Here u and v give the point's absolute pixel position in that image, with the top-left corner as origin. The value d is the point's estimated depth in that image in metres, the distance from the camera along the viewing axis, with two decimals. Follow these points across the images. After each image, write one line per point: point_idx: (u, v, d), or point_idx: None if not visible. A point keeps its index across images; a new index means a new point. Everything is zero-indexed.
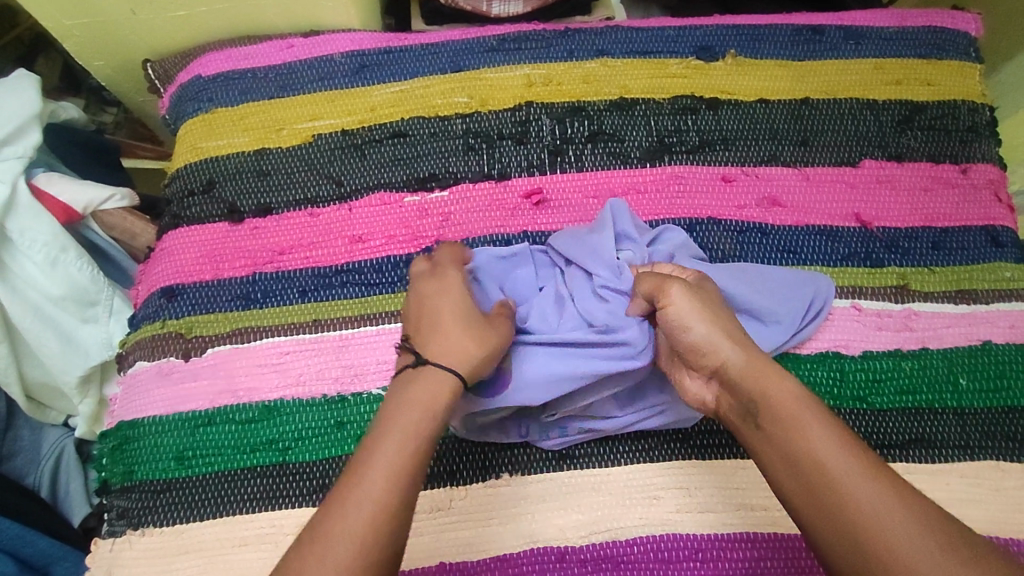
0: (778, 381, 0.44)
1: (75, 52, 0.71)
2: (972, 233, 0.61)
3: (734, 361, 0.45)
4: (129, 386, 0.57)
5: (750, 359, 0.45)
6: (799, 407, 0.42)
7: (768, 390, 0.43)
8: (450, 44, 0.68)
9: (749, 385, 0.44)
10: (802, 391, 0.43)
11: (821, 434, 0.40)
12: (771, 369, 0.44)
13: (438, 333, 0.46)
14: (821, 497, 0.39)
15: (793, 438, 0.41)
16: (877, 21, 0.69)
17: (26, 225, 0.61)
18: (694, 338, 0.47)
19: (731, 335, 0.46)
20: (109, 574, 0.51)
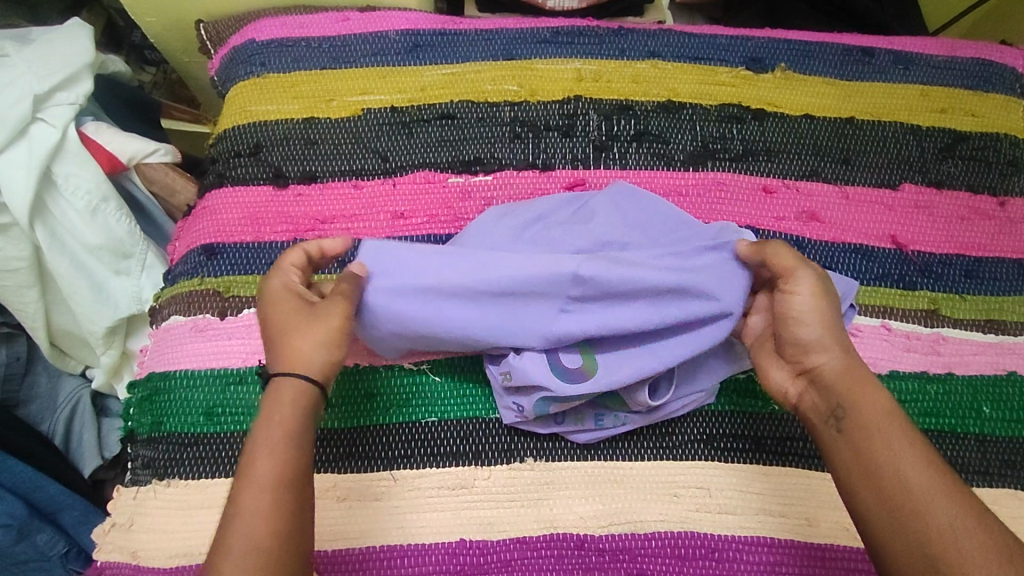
0: (873, 392, 0.45)
1: (130, 7, 0.72)
2: (1006, 265, 0.62)
3: (834, 364, 0.46)
4: (162, 338, 0.58)
5: (849, 365, 0.46)
6: (884, 420, 0.43)
7: (862, 401, 0.44)
8: (505, 32, 0.69)
9: (841, 392, 0.45)
10: (892, 405, 0.44)
11: (903, 449, 0.42)
12: (867, 380, 0.45)
13: (287, 335, 0.46)
14: (895, 507, 0.40)
15: (877, 448, 0.42)
16: (926, 49, 0.70)
17: (72, 171, 0.62)
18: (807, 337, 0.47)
19: (836, 338, 0.47)
20: (130, 521, 0.52)
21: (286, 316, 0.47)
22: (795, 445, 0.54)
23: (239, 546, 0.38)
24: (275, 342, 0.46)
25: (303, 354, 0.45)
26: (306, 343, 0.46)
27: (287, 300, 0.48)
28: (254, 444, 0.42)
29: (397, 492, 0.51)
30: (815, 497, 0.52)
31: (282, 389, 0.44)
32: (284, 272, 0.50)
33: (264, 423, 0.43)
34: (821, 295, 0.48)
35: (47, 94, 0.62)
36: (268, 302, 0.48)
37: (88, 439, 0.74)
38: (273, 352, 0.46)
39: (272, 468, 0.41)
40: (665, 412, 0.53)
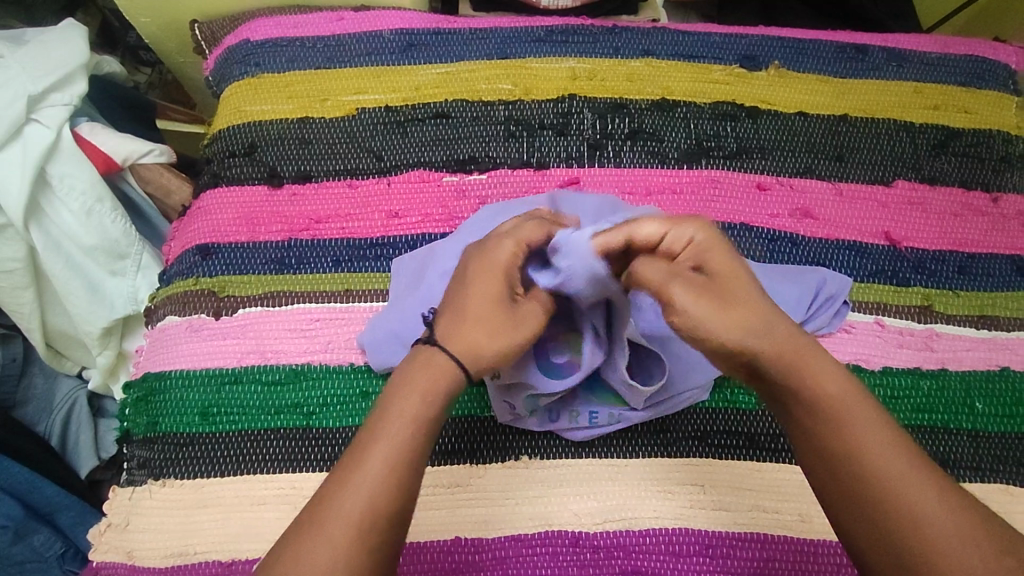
0: (821, 366, 0.40)
1: (124, 8, 0.72)
2: (998, 261, 0.62)
3: (765, 349, 0.40)
4: (157, 339, 0.58)
5: (781, 345, 0.40)
6: (837, 397, 0.40)
7: (822, 380, 0.40)
8: (499, 31, 0.69)
9: (780, 374, 0.40)
10: (841, 376, 0.40)
11: (862, 427, 0.39)
12: (811, 354, 0.40)
13: (465, 319, 0.43)
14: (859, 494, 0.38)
15: (833, 430, 0.39)
16: (920, 46, 0.70)
17: (66, 171, 0.62)
18: (722, 328, 0.40)
19: (752, 324, 0.40)
20: (125, 520, 0.52)
21: (485, 297, 0.44)
22: (789, 441, 0.54)
23: (343, 516, 0.36)
24: (464, 322, 0.43)
25: (476, 349, 0.43)
26: (490, 343, 0.43)
27: (497, 280, 0.44)
28: (386, 410, 0.40)
29: None
30: (809, 493, 0.53)
31: (435, 360, 0.42)
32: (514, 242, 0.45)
33: (399, 391, 0.41)
34: (722, 262, 0.42)
35: (41, 95, 0.62)
36: (480, 270, 0.45)
37: (85, 439, 0.74)
38: (448, 331, 0.43)
39: (403, 441, 0.39)
40: (660, 410, 0.53)
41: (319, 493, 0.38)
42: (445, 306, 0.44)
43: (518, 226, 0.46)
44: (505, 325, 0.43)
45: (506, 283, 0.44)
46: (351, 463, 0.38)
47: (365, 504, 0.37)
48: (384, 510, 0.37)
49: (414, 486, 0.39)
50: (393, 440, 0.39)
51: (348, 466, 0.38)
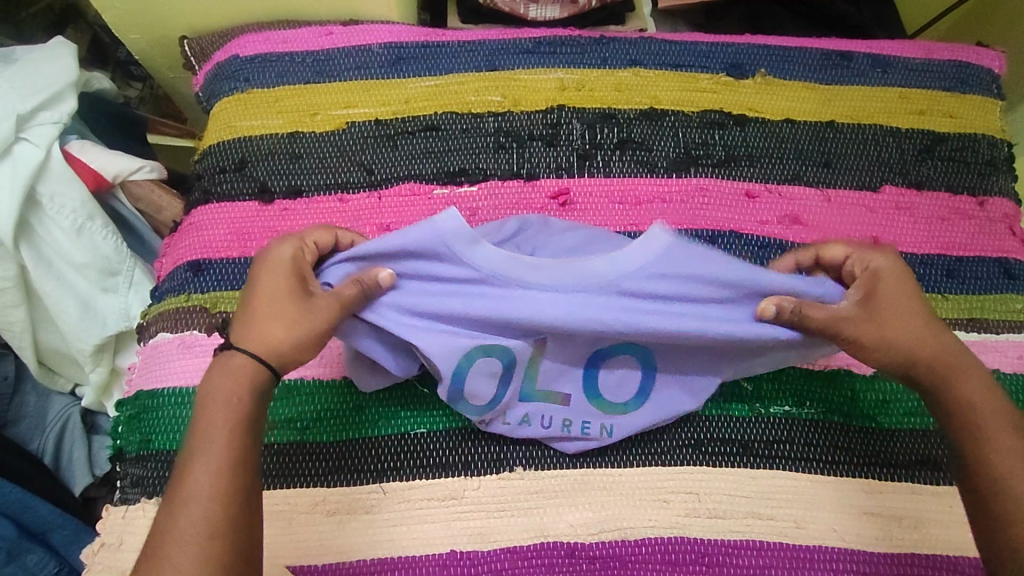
0: (970, 379, 0.48)
1: (113, 24, 0.72)
2: (986, 264, 0.63)
3: (921, 362, 0.48)
4: (149, 356, 0.58)
5: (937, 359, 0.48)
6: (985, 407, 0.47)
7: (963, 391, 0.47)
8: (487, 43, 0.69)
9: (936, 385, 0.48)
10: (989, 391, 0.47)
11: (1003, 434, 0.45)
12: (962, 371, 0.48)
13: (255, 319, 0.45)
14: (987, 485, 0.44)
15: (982, 432, 0.46)
16: (904, 52, 0.71)
17: (56, 190, 0.62)
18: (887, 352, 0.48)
19: (916, 338, 0.48)
20: (119, 540, 0.52)
21: (275, 295, 0.46)
22: (782, 447, 0.54)
23: (186, 530, 0.38)
24: (252, 318, 0.45)
25: (276, 345, 0.45)
26: (288, 337, 0.45)
27: (290, 280, 0.46)
28: (201, 426, 0.42)
29: (386, 505, 0.52)
30: (803, 498, 0.53)
31: (237, 369, 0.44)
32: (296, 244, 0.48)
33: (203, 406, 0.43)
34: (892, 281, 0.49)
35: (30, 114, 0.62)
36: (266, 273, 0.46)
37: (78, 456, 0.74)
38: (239, 330, 0.46)
39: (216, 445, 0.41)
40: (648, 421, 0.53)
41: (154, 526, 0.39)
42: (244, 304, 0.46)
43: (303, 232, 0.49)
44: (297, 321, 0.45)
45: (297, 281, 0.46)
46: (175, 485, 0.40)
47: (199, 513, 0.38)
48: (222, 512, 0.39)
49: (248, 484, 0.41)
50: (208, 452, 0.41)
51: (173, 490, 0.40)
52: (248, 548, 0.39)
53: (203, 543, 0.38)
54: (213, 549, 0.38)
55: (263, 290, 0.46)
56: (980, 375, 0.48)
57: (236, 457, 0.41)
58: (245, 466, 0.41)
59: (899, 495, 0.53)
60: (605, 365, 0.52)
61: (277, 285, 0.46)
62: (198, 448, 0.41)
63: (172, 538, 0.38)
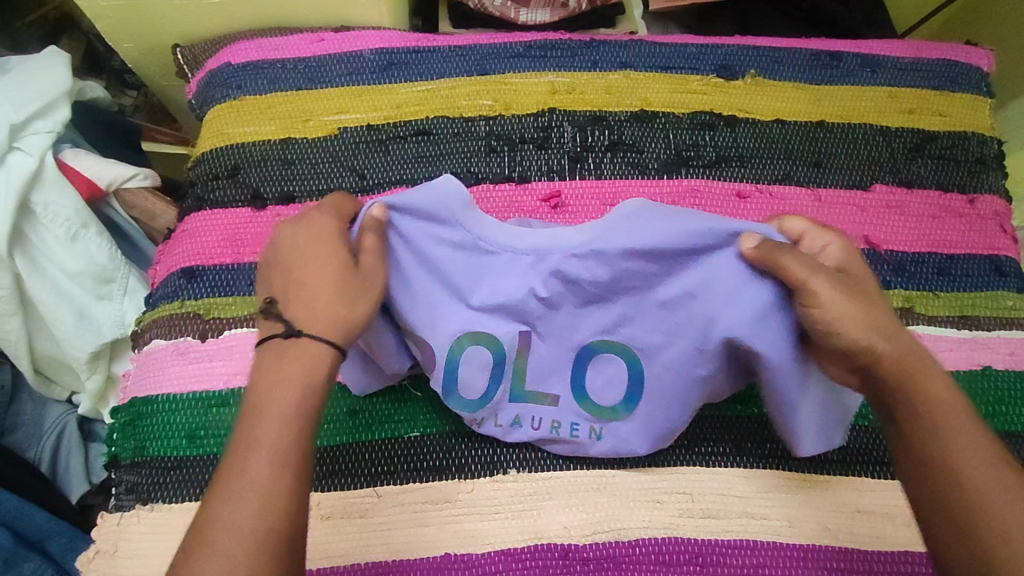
0: (936, 379, 0.43)
1: (106, 33, 0.72)
2: (977, 262, 0.63)
3: (887, 355, 0.43)
4: (144, 363, 0.58)
5: (901, 352, 0.44)
6: (951, 411, 0.42)
7: (930, 393, 0.43)
8: (478, 47, 0.70)
9: (896, 384, 0.43)
10: (956, 395, 0.43)
11: (970, 444, 0.41)
12: (926, 369, 0.44)
13: (313, 292, 0.42)
14: (953, 504, 0.40)
15: (948, 442, 0.41)
16: (893, 51, 0.71)
17: (49, 198, 0.62)
18: (851, 332, 0.43)
19: (882, 327, 0.44)
20: (114, 547, 0.52)
21: (322, 266, 0.43)
22: (775, 447, 0.54)
23: (238, 523, 0.35)
24: (311, 292, 0.42)
25: (340, 320, 0.42)
26: (353, 309, 0.43)
27: (336, 248, 0.44)
28: (263, 411, 0.39)
29: (380, 508, 0.52)
30: (796, 497, 0.53)
31: (293, 345, 0.41)
32: (330, 215, 0.46)
33: (268, 386, 0.40)
34: (857, 269, 0.47)
35: (23, 123, 0.62)
36: (311, 244, 0.44)
37: (75, 464, 0.74)
38: (296, 305, 0.42)
39: (279, 433, 0.38)
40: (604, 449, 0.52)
41: (204, 511, 0.37)
42: (283, 282, 0.43)
43: (328, 200, 0.47)
44: (351, 292, 0.43)
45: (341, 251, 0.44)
46: (231, 471, 0.37)
47: (254, 507, 0.36)
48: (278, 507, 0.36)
49: (307, 478, 0.38)
50: (269, 439, 0.38)
51: (228, 476, 0.37)
52: (298, 548, 0.37)
53: (258, 539, 0.35)
54: (270, 538, 0.36)
55: (311, 261, 0.43)
56: (943, 374, 0.44)
57: (295, 449, 0.38)
58: (305, 451, 0.38)
59: (892, 493, 0.54)
60: (593, 365, 0.51)
61: (325, 255, 0.44)
62: (260, 434, 0.38)
63: (226, 530, 0.35)
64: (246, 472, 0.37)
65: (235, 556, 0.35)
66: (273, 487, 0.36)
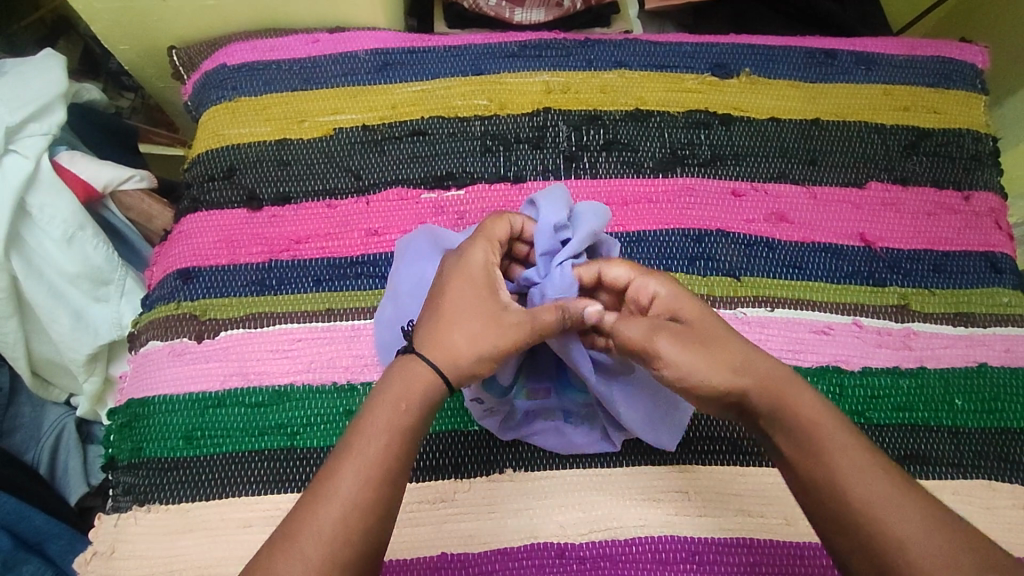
0: (801, 394, 0.41)
1: (102, 35, 0.72)
2: (972, 259, 0.63)
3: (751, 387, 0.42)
4: (141, 364, 0.58)
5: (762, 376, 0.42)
6: (827, 428, 0.40)
7: (799, 413, 0.41)
8: (473, 47, 0.70)
9: (772, 413, 0.41)
10: (822, 410, 0.41)
11: (854, 463, 0.39)
12: (791, 388, 0.42)
13: (441, 324, 0.43)
14: (864, 538, 0.37)
15: (819, 468, 0.39)
16: (888, 49, 0.71)
17: (46, 201, 0.62)
18: (712, 377, 0.42)
19: (722, 358, 0.42)
20: (112, 548, 0.52)
21: (462, 298, 0.44)
22: None
23: (324, 529, 0.36)
24: (441, 325, 0.43)
25: (455, 350, 0.42)
26: (469, 342, 0.42)
27: (471, 282, 0.45)
28: (365, 424, 0.40)
29: None
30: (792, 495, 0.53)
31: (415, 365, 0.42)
32: (488, 245, 0.47)
33: (375, 401, 0.41)
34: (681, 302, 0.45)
35: (19, 126, 0.62)
36: (456, 277, 0.45)
37: (74, 466, 0.74)
38: (423, 334, 0.43)
39: (376, 448, 0.39)
40: (586, 448, 0.53)
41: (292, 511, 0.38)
42: (431, 308, 0.45)
43: (486, 226, 0.48)
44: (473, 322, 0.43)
45: (485, 287, 0.45)
46: (325, 476, 0.38)
47: (338, 517, 0.36)
48: (359, 521, 0.37)
49: (392, 497, 0.38)
50: (367, 453, 0.38)
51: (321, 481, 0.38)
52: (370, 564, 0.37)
53: (336, 548, 0.36)
54: (343, 558, 0.36)
55: (449, 294, 0.44)
56: (811, 391, 0.42)
57: (390, 466, 0.38)
58: (395, 476, 0.39)
59: None
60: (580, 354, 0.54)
61: (458, 289, 0.44)
62: (358, 445, 0.39)
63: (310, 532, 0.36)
64: (338, 481, 0.37)
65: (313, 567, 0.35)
66: (362, 501, 0.37)
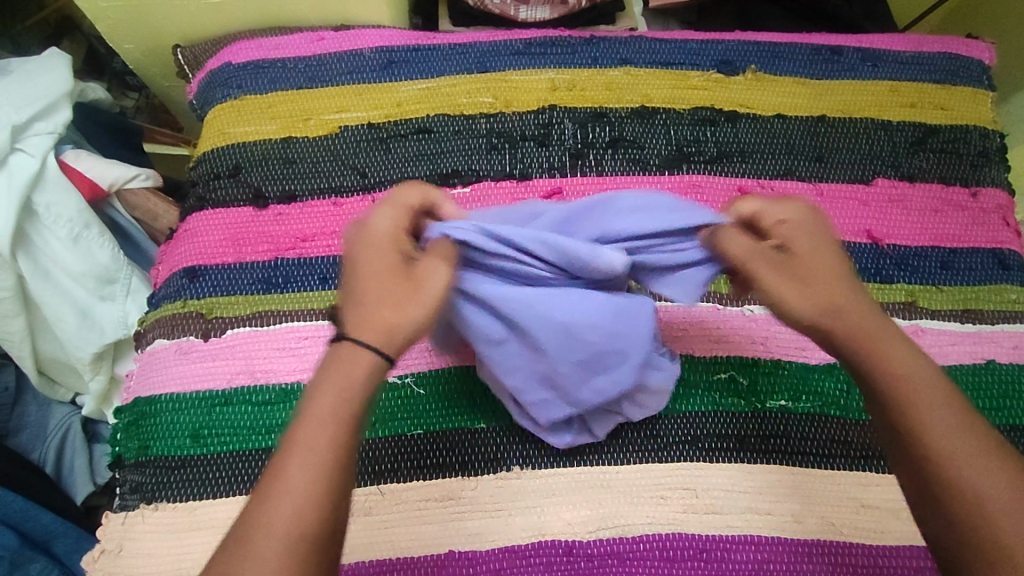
0: (894, 346, 0.41)
1: (107, 34, 0.72)
2: (980, 255, 0.63)
3: (840, 321, 0.42)
4: (147, 362, 0.58)
5: (854, 316, 0.42)
6: (925, 378, 0.40)
7: (893, 359, 0.41)
8: (478, 45, 0.70)
9: (857, 349, 0.41)
10: (922, 362, 0.41)
11: (942, 414, 0.39)
12: (882, 335, 0.41)
13: (365, 301, 0.40)
14: (937, 485, 0.37)
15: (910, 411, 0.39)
16: (894, 45, 0.71)
17: (51, 200, 0.62)
18: (801, 303, 0.42)
19: (833, 293, 0.42)
20: (119, 547, 0.52)
21: (379, 268, 0.41)
22: (779, 441, 0.54)
23: (275, 531, 0.34)
24: (363, 299, 0.40)
25: (388, 326, 0.39)
26: (402, 316, 0.40)
27: (380, 254, 0.41)
28: (305, 412, 0.37)
29: (384, 506, 0.52)
30: (800, 492, 0.53)
31: (348, 354, 0.38)
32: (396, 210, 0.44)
33: (313, 386, 0.38)
34: (807, 232, 0.44)
35: (25, 125, 0.62)
36: (366, 248, 0.42)
37: (80, 466, 0.74)
38: (348, 315, 0.40)
39: (320, 437, 0.36)
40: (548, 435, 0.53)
41: (241, 515, 0.35)
42: (341, 284, 0.42)
43: (395, 194, 0.46)
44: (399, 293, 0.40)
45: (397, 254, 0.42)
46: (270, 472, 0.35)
47: (288, 514, 0.34)
48: (312, 514, 0.35)
49: (343, 485, 0.36)
50: (311, 443, 0.36)
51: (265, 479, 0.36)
52: (330, 557, 0.35)
53: (289, 547, 0.34)
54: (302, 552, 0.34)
55: (363, 267, 0.41)
56: (906, 344, 0.42)
57: (339, 453, 0.36)
58: (345, 462, 0.36)
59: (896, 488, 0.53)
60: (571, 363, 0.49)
61: (377, 261, 0.41)
62: (299, 435, 0.36)
63: (259, 535, 0.34)
64: (283, 478, 0.35)
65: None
66: (311, 495, 0.35)
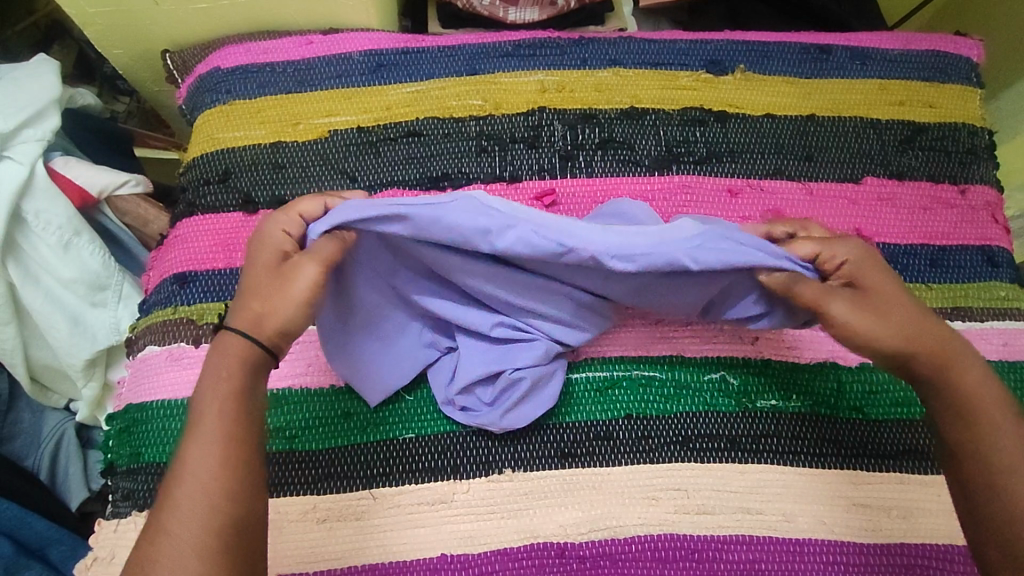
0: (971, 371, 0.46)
1: (96, 40, 0.72)
2: (970, 253, 0.63)
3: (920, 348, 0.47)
4: (138, 369, 0.58)
5: (931, 344, 0.47)
6: (989, 399, 0.45)
7: (964, 380, 0.46)
8: (467, 47, 0.70)
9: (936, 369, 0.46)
10: (993, 385, 0.46)
11: (1007, 431, 0.44)
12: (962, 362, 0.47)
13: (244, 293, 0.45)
14: (988, 484, 0.43)
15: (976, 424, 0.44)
16: (883, 44, 0.71)
17: (41, 207, 0.62)
18: (884, 334, 0.47)
19: (907, 324, 0.47)
20: (112, 554, 0.52)
21: (259, 267, 0.45)
22: (769, 441, 0.54)
23: (187, 511, 0.37)
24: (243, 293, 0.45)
25: (255, 316, 0.43)
26: (265, 307, 0.44)
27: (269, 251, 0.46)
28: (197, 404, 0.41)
29: (376, 510, 0.52)
30: (791, 491, 0.53)
31: (227, 341, 0.43)
32: (287, 215, 0.48)
33: (199, 379, 0.42)
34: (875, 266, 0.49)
35: (12, 133, 0.62)
36: (258, 248, 0.47)
37: (74, 472, 0.74)
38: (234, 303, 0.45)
39: (213, 420, 0.40)
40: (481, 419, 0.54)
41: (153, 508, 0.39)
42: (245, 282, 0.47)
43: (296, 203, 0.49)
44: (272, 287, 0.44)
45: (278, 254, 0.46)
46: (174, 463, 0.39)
47: (194, 494, 0.38)
48: (219, 490, 0.38)
49: (246, 460, 0.40)
50: (206, 428, 0.40)
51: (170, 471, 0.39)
52: (249, 526, 0.39)
53: (203, 520, 0.37)
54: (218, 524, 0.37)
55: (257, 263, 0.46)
56: (982, 369, 0.47)
57: (233, 433, 0.40)
58: (240, 438, 0.40)
59: (886, 485, 0.54)
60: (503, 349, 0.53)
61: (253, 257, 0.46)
62: (196, 425, 0.40)
63: (173, 518, 0.37)
64: (185, 464, 0.39)
65: (181, 547, 0.36)
66: (216, 472, 0.38)
